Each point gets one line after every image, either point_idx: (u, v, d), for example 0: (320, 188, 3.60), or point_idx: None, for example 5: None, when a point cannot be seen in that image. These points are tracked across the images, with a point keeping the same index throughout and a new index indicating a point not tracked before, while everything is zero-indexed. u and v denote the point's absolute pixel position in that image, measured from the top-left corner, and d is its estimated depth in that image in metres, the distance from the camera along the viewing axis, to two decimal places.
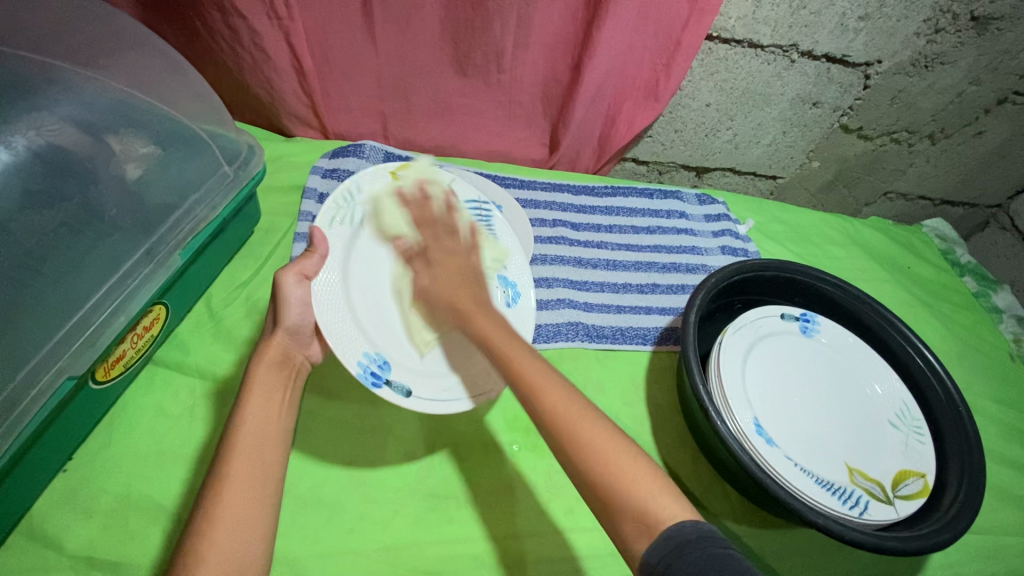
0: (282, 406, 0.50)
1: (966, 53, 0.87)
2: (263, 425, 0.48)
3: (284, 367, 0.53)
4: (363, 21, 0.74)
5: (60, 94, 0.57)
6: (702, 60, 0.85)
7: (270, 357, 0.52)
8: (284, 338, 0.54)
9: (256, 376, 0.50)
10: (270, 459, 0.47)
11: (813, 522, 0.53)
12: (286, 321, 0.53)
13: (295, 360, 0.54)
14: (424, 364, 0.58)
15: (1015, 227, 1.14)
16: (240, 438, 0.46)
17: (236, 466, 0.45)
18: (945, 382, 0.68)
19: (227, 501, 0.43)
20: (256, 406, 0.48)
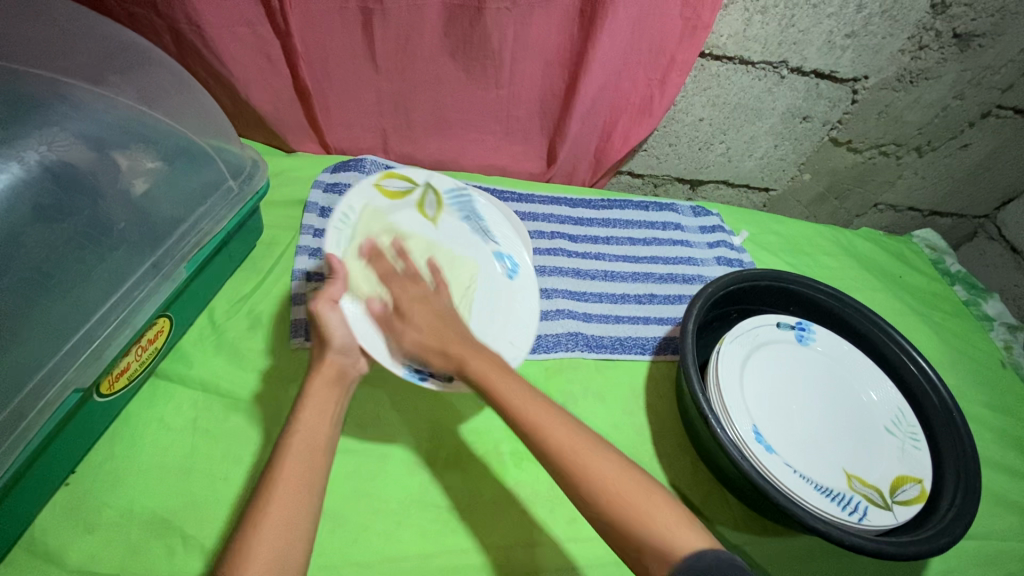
0: (333, 416, 0.51)
1: (950, 69, 0.90)
2: (314, 430, 0.49)
3: (338, 385, 0.53)
4: (365, 40, 0.76)
5: (70, 111, 0.58)
6: (695, 76, 0.87)
7: (325, 373, 0.53)
8: (337, 357, 0.54)
9: (311, 389, 0.51)
10: (316, 465, 0.47)
11: (814, 527, 0.54)
12: (331, 345, 0.54)
13: (350, 375, 0.55)
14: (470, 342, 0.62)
15: (1003, 237, 1.17)
16: (293, 442, 0.47)
17: (284, 469, 0.45)
18: (938, 388, 0.69)
19: (276, 500, 0.44)
20: (310, 415, 0.50)
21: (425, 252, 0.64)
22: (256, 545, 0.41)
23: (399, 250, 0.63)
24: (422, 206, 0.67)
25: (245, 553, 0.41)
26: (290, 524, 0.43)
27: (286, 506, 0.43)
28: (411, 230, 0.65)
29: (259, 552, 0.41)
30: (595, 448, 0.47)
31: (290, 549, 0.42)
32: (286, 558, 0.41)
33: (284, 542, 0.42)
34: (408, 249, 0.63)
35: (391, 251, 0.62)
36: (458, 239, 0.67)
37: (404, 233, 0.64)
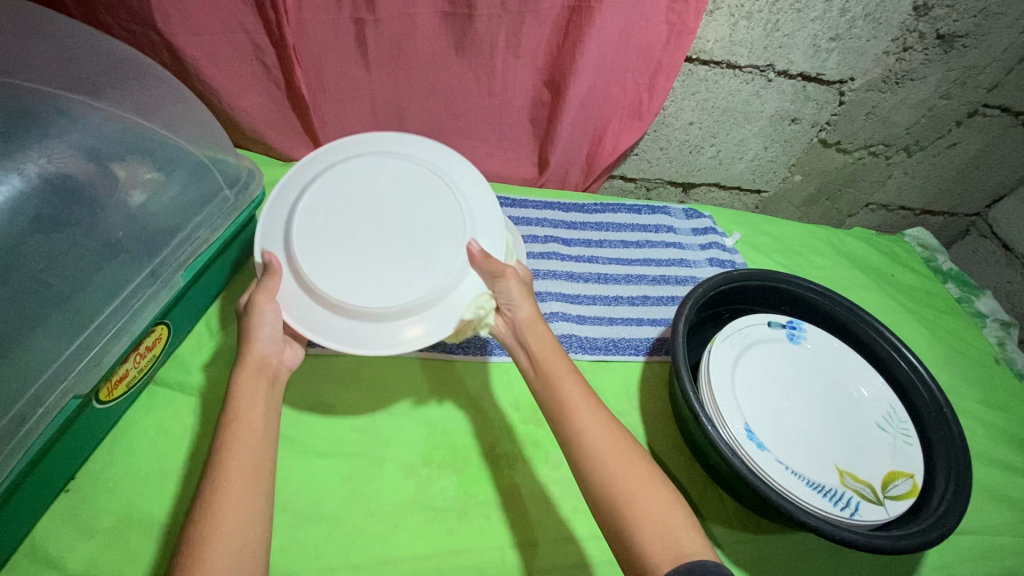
0: (269, 400, 0.52)
1: (934, 69, 0.91)
2: (252, 418, 0.49)
3: (264, 374, 0.54)
4: (358, 52, 0.78)
5: (70, 126, 0.61)
6: (683, 80, 0.89)
7: (250, 364, 0.53)
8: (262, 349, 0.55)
9: (238, 383, 0.51)
10: (263, 448, 0.48)
11: (805, 523, 0.54)
12: (257, 339, 0.55)
13: (272, 365, 0.55)
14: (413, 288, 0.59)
15: (995, 234, 1.18)
16: (236, 431, 0.48)
17: (232, 456, 0.46)
18: (929, 384, 0.70)
19: (228, 484, 0.45)
20: (245, 403, 0.50)
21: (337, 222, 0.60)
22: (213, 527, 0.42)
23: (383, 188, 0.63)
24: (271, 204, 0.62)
25: (202, 538, 0.41)
26: (245, 507, 0.44)
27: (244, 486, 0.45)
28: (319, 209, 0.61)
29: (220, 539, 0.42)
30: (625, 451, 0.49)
31: (252, 530, 0.43)
32: (248, 542, 0.43)
33: (242, 524, 0.43)
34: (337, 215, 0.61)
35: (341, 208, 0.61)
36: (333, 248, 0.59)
37: (323, 203, 0.61)
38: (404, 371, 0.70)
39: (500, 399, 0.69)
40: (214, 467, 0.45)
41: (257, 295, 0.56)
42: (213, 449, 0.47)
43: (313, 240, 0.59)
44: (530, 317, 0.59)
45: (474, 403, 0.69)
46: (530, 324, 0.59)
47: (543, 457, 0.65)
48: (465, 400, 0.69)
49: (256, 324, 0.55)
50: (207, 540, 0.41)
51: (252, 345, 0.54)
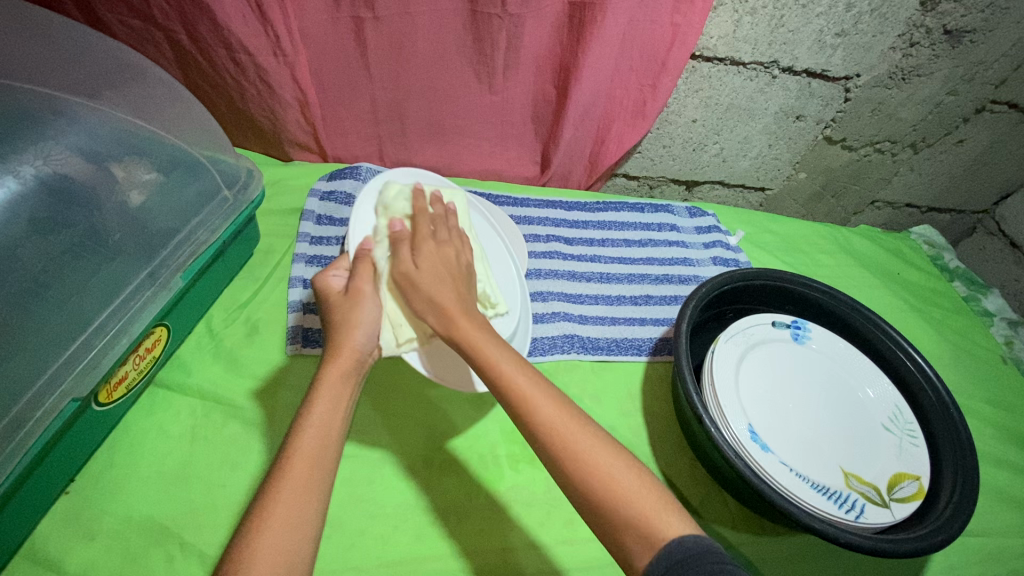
0: (348, 407, 0.48)
1: (942, 65, 0.90)
2: (327, 425, 0.46)
3: (353, 375, 0.50)
4: (358, 49, 0.77)
5: (66, 126, 0.61)
6: (687, 77, 0.88)
7: (340, 365, 0.50)
8: (354, 352, 0.51)
9: (322, 381, 0.49)
10: (330, 456, 0.45)
11: (810, 526, 0.54)
12: (358, 328, 0.52)
13: (364, 365, 0.52)
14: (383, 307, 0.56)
15: (1002, 232, 1.16)
16: (303, 439, 0.45)
17: (294, 465, 0.43)
18: (935, 384, 0.69)
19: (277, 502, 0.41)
20: (322, 408, 0.47)
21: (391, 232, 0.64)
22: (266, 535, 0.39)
23: None
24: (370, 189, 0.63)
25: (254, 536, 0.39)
26: (305, 506, 0.42)
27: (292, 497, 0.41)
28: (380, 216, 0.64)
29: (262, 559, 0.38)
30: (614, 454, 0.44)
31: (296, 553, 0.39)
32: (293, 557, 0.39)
33: (292, 533, 0.40)
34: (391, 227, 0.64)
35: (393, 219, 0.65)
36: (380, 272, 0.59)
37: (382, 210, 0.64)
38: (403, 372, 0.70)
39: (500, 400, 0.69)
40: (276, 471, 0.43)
41: (359, 281, 0.55)
42: (278, 456, 0.44)
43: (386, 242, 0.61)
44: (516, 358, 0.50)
45: (476, 404, 0.68)
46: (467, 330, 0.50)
47: None
48: (466, 400, 0.68)
49: (354, 314, 0.53)
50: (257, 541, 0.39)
51: (348, 340, 0.51)
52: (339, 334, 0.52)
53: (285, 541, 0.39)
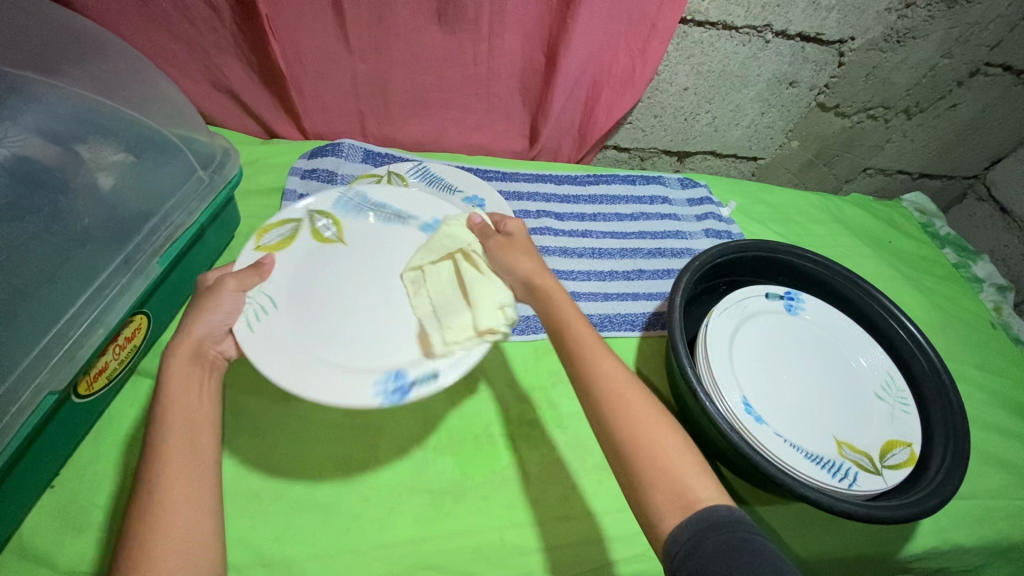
0: (210, 392, 0.49)
1: (938, 26, 0.87)
2: (191, 407, 0.47)
3: (201, 361, 0.50)
4: (336, 18, 0.73)
5: (24, 104, 0.57)
6: (678, 43, 0.85)
7: (184, 350, 0.49)
8: (201, 336, 0.51)
9: (172, 366, 0.48)
10: (206, 438, 0.46)
11: (804, 495, 0.54)
12: (202, 321, 0.52)
13: (210, 355, 0.51)
14: (312, 291, 0.60)
15: (992, 198, 1.16)
16: (168, 426, 0.45)
17: (167, 453, 0.44)
18: (928, 352, 0.69)
19: (174, 496, 0.42)
20: (180, 394, 0.47)
21: (323, 284, 0.60)
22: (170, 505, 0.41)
23: (325, 319, 0.58)
24: (259, 237, 0.61)
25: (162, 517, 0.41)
26: (194, 486, 0.43)
27: (182, 489, 0.42)
28: (296, 265, 0.61)
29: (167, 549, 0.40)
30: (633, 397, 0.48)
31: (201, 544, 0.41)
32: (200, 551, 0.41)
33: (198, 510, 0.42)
34: (314, 279, 0.60)
35: (300, 300, 0.58)
36: (372, 237, 0.65)
37: (284, 270, 0.60)
38: None
39: (494, 379, 0.68)
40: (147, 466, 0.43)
41: (223, 277, 0.55)
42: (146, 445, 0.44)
43: (309, 305, 0.58)
44: (534, 270, 0.57)
45: (469, 384, 0.67)
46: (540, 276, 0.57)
47: (539, 437, 0.64)
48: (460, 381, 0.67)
49: (199, 304, 0.52)
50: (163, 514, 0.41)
51: (189, 329, 0.51)
52: (183, 321, 0.51)
53: (186, 521, 0.41)
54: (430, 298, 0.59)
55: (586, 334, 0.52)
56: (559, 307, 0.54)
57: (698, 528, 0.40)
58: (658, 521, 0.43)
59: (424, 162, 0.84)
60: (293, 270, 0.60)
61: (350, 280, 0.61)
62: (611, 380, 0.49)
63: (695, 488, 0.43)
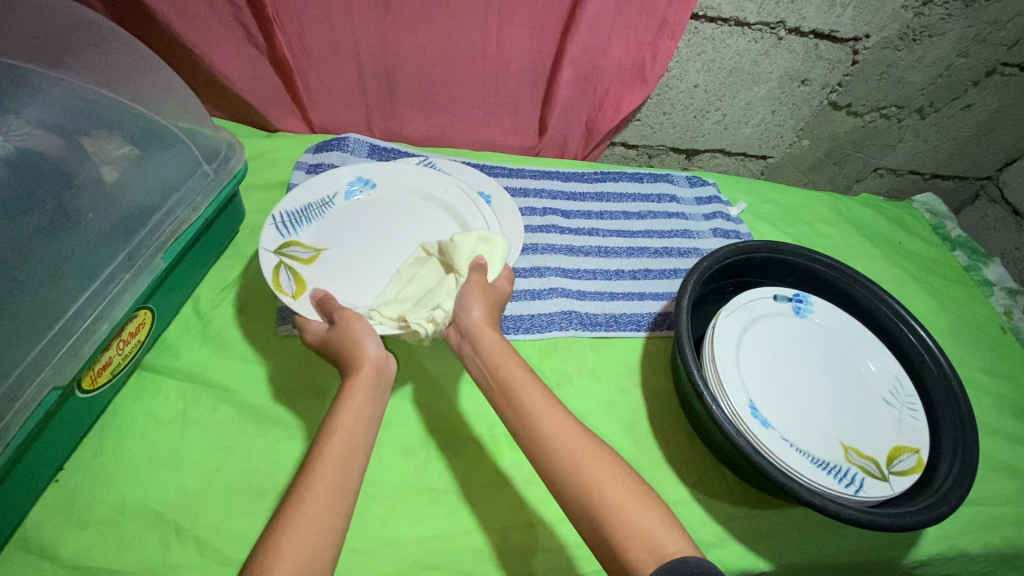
0: (372, 415, 0.50)
1: (954, 25, 0.86)
2: (349, 427, 0.48)
3: (376, 387, 0.52)
4: (343, 11, 0.72)
5: (27, 98, 0.58)
6: (689, 39, 0.83)
7: (363, 378, 0.51)
8: (375, 365, 0.52)
9: (350, 394, 0.50)
10: (355, 462, 0.46)
11: (810, 502, 0.53)
12: (364, 341, 0.53)
13: (384, 376, 0.53)
14: (357, 272, 0.66)
15: (1005, 200, 1.15)
16: (332, 442, 0.47)
17: (318, 465, 0.45)
18: (938, 357, 0.68)
19: (307, 502, 0.43)
20: (347, 417, 0.48)
21: (357, 257, 0.67)
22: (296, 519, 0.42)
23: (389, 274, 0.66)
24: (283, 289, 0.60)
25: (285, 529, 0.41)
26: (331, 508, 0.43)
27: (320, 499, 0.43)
28: (325, 284, 0.64)
29: (288, 551, 0.40)
30: (595, 456, 0.48)
31: (319, 549, 0.41)
32: (315, 559, 0.41)
33: (320, 528, 0.42)
34: (347, 272, 0.66)
35: (354, 285, 0.65)
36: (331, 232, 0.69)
37: (325, 283, 0.64)
38: (399, 354, 0.68)
39: None
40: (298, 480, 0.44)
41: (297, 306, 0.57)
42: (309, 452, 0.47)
43: (367, 281, 0.65)
44: (483, 319, 0.57)
45: (473, 384, 0.67)
46: (484, 330, 0.56)
47: None
48: (465, 381, 0.67)
49: (355, 335, 0.54)
50: (289, 527, 0.41)
51: (365, 356, 0.52)
52: (351, 354, 0.53)
53: (302, 537, 0.41)
54: (409, 277, 0.64)
55: (535, 388, 0.52)
56: (506, 363, 0.54)
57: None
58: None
59: (430, 157, 0.83)
60: (333, 270, 0.66)
61: (379, 240, 0.70)
62: (563, 444, 0.48)
63: (665, 542, 0.43)
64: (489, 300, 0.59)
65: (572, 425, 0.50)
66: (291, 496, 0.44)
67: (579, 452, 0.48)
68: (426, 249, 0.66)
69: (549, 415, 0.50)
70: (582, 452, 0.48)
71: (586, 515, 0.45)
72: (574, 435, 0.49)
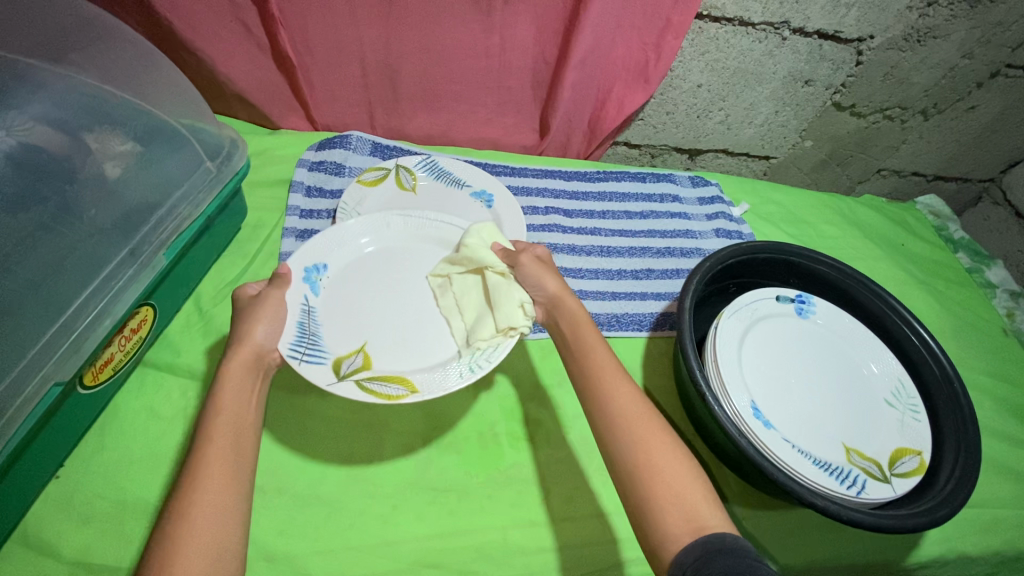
0: (256, 399, 0.50)
1: (959, 26, 0.86)
2: (236, 411, 0.48)
3: (255, 369, 0.51)
4: (346, 9, 0.72)
5: (30, 93, 0.58)
6: (693, 39, 0.83)
7: (241, 359, 0.51)
8: (251, 351, 0.52)
9: (226, 372, 0.50)
10: (244, 443, 0.47)
11: (811, 503, 0.53)
12: (256, 330, 0.53)
13: (265, 362, 0.52)
14: (376, 315, 0.60)
15: (1008, 202, 1.14)
16: (212, 429, 0.46)
17: (208, 451, 0.45)
18: (941, 359, 0.68)
19: (199, 486, 0.43)
20: (227, 400, 0.48)
21: (375, 296, 0.62)
22: (194, 502, 0.42)
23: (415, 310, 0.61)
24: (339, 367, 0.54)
25: (182, 512, 0.41)
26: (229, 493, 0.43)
27: (214, 481, 0.43)
28: (360, 333, 0.58)
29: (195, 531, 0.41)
30: (652, 424, 0.48)
31: (227, 529, 0.42)
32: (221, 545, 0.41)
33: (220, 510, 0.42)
34: (368, 310, 0.60)
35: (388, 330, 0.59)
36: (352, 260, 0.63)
37: (362, 332, 0.58)
38: None
39: (500, 376, 0.68)
40: (192, 461, 0.44)
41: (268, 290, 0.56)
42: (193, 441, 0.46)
43: (398, 320, 0.60)
44: (560, 287, 0.58)
45: (475, 383, 0.67)
46: (563, 296, 0.58)
47: (545, 437, 0.63)
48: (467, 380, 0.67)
49: (255, 319, 0.53)
50: (187, 508, 0.42)
51: (247, 338, 0.52)
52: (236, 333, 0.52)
53: (209, 520, 0.41)
54: (456, 302, 0.60)
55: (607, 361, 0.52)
56: (581, 332, 0.55)
57: (703, 551, 0.40)
58: (663, 548, 0.43)
59: (432, 155, 0.83)
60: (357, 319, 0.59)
61: (393, 268, 0.64)
62: (626, 411, 0.49)
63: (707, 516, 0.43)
64: (547, 268, 0.60)
65: (636, 394, 0.50)
66: (181, 483, 0.43)
67: (637, 417, 0.48)
68: (443, 273, 0.62)
69: (617, 384, 0.51)
70: (640, 420, 0.48)
71: (631, 483, 0.46)
72: (635, 403, 0.50)
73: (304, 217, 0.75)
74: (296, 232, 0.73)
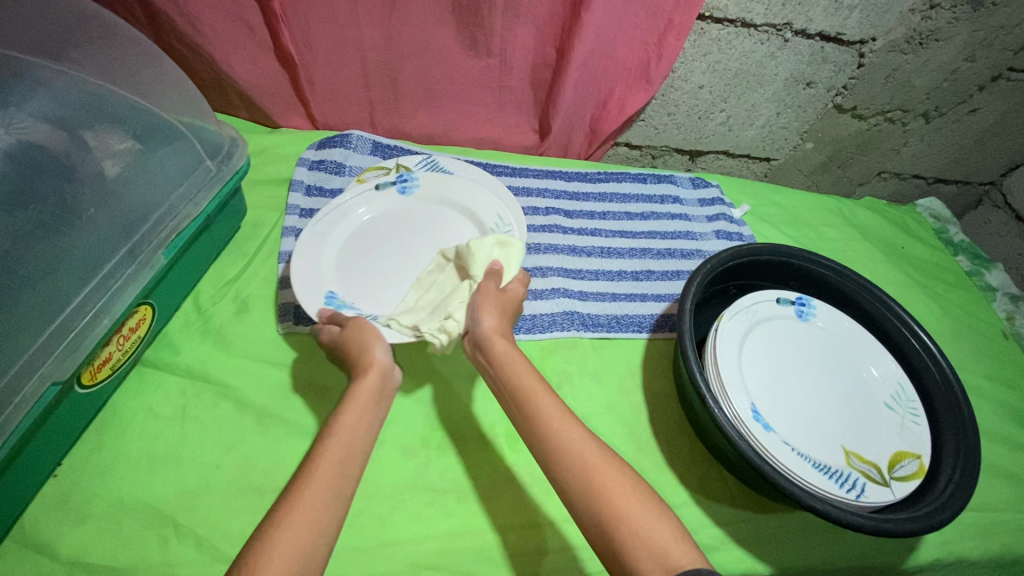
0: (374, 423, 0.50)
1: (962, 29, 0.85)
2: (353, 434, 0.48)
3: (379, 398, 0.52)
4: (347, 8, 0.72)
5: (30, 91, 0.59)
6: (695, 40, 0.83)
7: (368, 383, 0.52)
8: (376, 376, 0.53)
9: (353, 394, 0.51)
10: (353, 467, 0.46)
11: (811, 506, 0.53)
12: (376, 351, 0.55)
13: (387, 384, 0.53)
14: (377, 268, 0.67)
15: (1009, 205, 1.14)
16: (327, 448, 0.46)
17: (321, 464, 0.44)
18: (940, 362, 0.68)
19: (297, 502, 0.42)
20: (348, 420, 0.48)
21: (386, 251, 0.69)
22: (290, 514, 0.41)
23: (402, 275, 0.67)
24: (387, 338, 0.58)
25: (276, 522, 0.41)
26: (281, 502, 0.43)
27: (315, 494, 0.42)
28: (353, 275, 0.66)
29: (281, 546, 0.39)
30: (607, 465, 0.46)
31: (312, 550, 0.40)
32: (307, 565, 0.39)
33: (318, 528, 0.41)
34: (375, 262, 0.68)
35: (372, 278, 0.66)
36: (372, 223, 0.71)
37: (353, 273, 0.66)
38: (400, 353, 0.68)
39: None
40: (301, 472, 0.44)
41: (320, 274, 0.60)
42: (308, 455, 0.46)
43: (384, 278, 0.67)
44: (494, 329, 0.56)
45: (475, 383, 0.67)
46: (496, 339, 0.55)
47: None
48: (466, 381, 0.66)
49: (367, 340, 0.55)
50: (280, 521, 0.40)
51: (374, 360, 0.53)
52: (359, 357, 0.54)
53: (297, 535, 0.40)
54: (427, 284, 0.64)
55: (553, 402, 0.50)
56: (515, 369, 0.53)
57: None
58: None
59: (433, 155, 0.83)
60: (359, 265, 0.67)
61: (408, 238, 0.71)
62: (578, 452, 0.47)
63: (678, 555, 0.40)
64: (507, 316, 0.59)
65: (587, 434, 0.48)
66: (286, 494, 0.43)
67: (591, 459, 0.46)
68: (444, 254, 0.66)
69: (565, 426, 0.49)
70: (594, 460, 0.46)
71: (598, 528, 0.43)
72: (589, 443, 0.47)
73: (303, 216, 0.75)
74: (296, 231, 0.72)
